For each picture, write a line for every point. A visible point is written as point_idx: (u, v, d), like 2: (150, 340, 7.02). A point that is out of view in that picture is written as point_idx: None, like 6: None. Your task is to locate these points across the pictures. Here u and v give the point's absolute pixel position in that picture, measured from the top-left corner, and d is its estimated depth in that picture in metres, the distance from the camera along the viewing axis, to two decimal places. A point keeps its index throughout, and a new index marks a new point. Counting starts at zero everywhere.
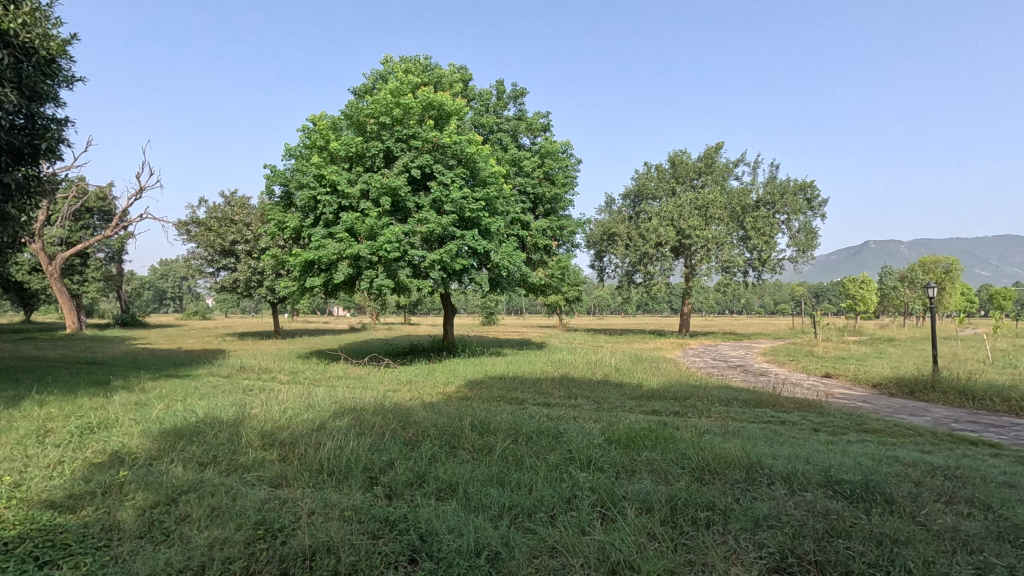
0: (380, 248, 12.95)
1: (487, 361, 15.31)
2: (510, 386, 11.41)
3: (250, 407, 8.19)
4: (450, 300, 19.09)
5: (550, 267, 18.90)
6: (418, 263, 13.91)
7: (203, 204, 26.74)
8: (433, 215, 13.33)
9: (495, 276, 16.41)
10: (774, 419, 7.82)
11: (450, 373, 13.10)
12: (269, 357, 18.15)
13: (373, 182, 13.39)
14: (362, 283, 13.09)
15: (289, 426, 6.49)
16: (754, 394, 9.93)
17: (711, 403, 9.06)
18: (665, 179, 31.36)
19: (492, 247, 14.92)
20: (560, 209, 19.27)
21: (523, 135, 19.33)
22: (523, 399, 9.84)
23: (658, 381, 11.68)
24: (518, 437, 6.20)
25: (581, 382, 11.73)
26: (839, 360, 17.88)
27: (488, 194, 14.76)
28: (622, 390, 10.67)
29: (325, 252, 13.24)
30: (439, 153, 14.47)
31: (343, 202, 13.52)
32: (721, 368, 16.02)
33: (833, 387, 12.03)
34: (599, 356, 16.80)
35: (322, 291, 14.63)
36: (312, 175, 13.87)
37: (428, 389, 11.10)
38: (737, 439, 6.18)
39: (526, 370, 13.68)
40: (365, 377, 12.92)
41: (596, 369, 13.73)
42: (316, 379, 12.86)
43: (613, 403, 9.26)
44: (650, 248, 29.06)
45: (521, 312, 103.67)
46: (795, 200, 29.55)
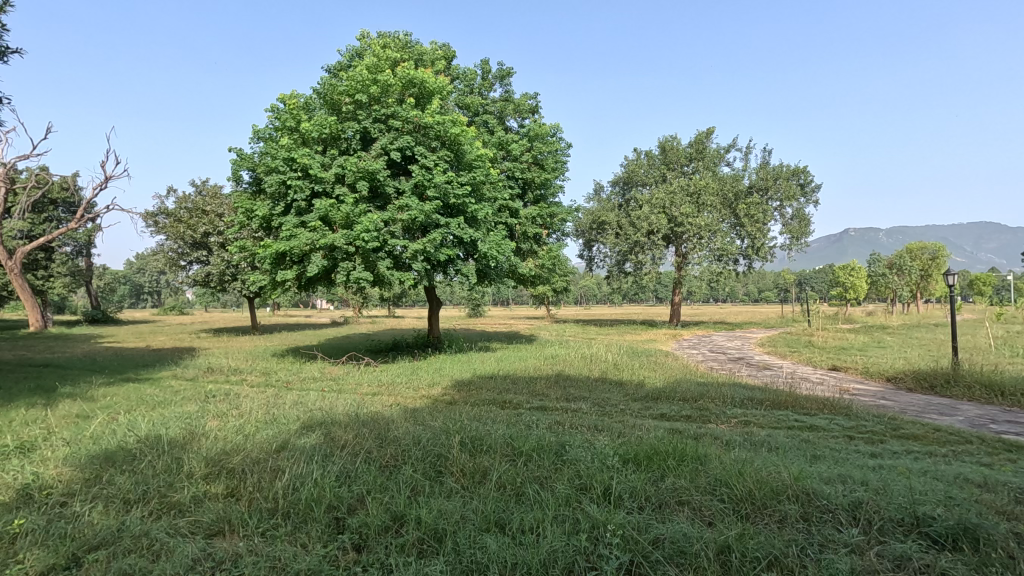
0: (357, 237, 11.86)
1: (475, 359, 14.32)
2: (502, 386, 10.44)
3: (204, 420, 7.09)
4: (435, 293, 18.05)
5: (541, 257, 17.93)
6: (399, 255, 12.86)
7: (172, 194, 25.33)
8: (416, 202, 12.30)
9: (483, 268, 15.44)
10: (800, 425, 6.97)
11: (434, 373, 12.11)
12: (242, 356, 17.00)
13: (350, 166, 12.27)
14: (339, 277, 11.98)
15: (244, 447, 5.45)
16: (769, 393, 9.09)
17: (725, 405, 8.19)
18: (655, 166, 30.55)
19: (480, 236, 13.94)
20: (550, 195, 18.28)
21: (510, 118, 18.30)
22: (517, 403, 8.89)
23: (660, 379, 10.80)
24: (516, 456, 5.27)
25: (579, 382, 10.80)
26: (840, 350, 17.26)
27: (474, 179, 13.72)
28: (624, 390, 9.79)
29: (297, 242, 12.07)
30: (421, 135, 13.37)
31: (316, 187, 12.35)
32: (722, 361, 15.23)
33: (846, 383, 11.23)
34: (593, 351, 15.93)
35: (295, 285, 13.46)
36: (282, 159, 12.67)
37: (410, 393, 10.10)
38: (772, 455, 5.30)
39: (517, 368, 12.73)
40: (343, 379, 11.86)
41: (593, 365, 12.84)
42: (288, 382, 11.77)
43: (617, 407, 8.35)
44: (641, 237, 28.20)
45: (508, 303, 102.81)
46: (789, 186, 28.83)
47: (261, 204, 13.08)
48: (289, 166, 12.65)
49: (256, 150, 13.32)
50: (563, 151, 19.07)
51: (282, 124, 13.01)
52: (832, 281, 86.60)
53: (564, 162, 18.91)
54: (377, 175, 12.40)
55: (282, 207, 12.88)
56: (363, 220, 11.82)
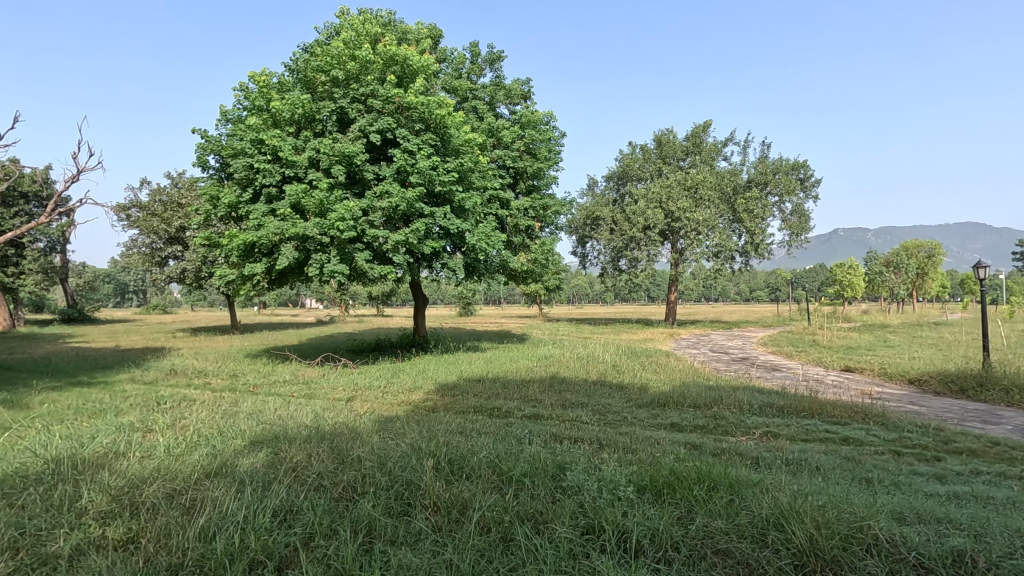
0: (331, 226, 10.81)
1: (463, 360, 13.27)
2: (490, 391, 9.41)
3: (136, 434, 6.00)
4: (421, 290, 17.01)
5: (533, 251, 16.80)
6: (379, 247, 11.80)
7: (146, 185, 24.09)
8: (397, 188, 11.29)
9: (472, 262, 14.37)
10: (835, 437, 6.02)
11: (417, 376, 11.04)
12: (213, 357, 15.84)
13: (325, 149, 11.20)
14: (312, 271, 10.87)
15: (167, 471, 4.38)
16: (790, 399, 8.10)
17: (744, 414, 7.20)
18: (650, 160, 29.64)
19: (468, 227, 12.93)
20: (543, 187, 17.28)
21: (500, 105, 17.30)
22: (509, 412, 7.84)
23: (664, 382, 9.83)
24: (504, 484, 4.28)
25: (576, 385, 9.76)
26: (849, 350, 16.41)
27: (461, 165, 12.71)
28: (626, 396, 8.77)
29: (265, 232, 10.93)
30: (403, 117, 12.33)
31: (287, 172, 11.26)
32: (726, 361, 14.29)
33: (868, 386, 10.29)
34: (590, 351, 14.94)
35: (265, 280, 12.29)
36: (250, 141, 11.54)
37: (388, 400, 9.01)
38: (817, 479, 4.34)
39: (508, 370, 11.72)
40: (315, 383, 10.75)
41: (590, 367, 11.85)
42: (254, 386, 10.64)
43: (619, 417, 7.34)
44: (637, 232, 27.28)
45: (499, 302, 101.82)
46: (789, 180, 28.00)
47: (227, 192, 11.90)
48: (257, 149, 11.50)
49: (221, 132, 12.13)
50: (557, 140, 18.06)
51: (251, 104, 11.86)
52: (826, 280, 86.31)
53: (558, 151, 17.88)
54: (355, 158, 11.36)
55: (249, 193, 11.73)
56: (339, 207, 10.76)
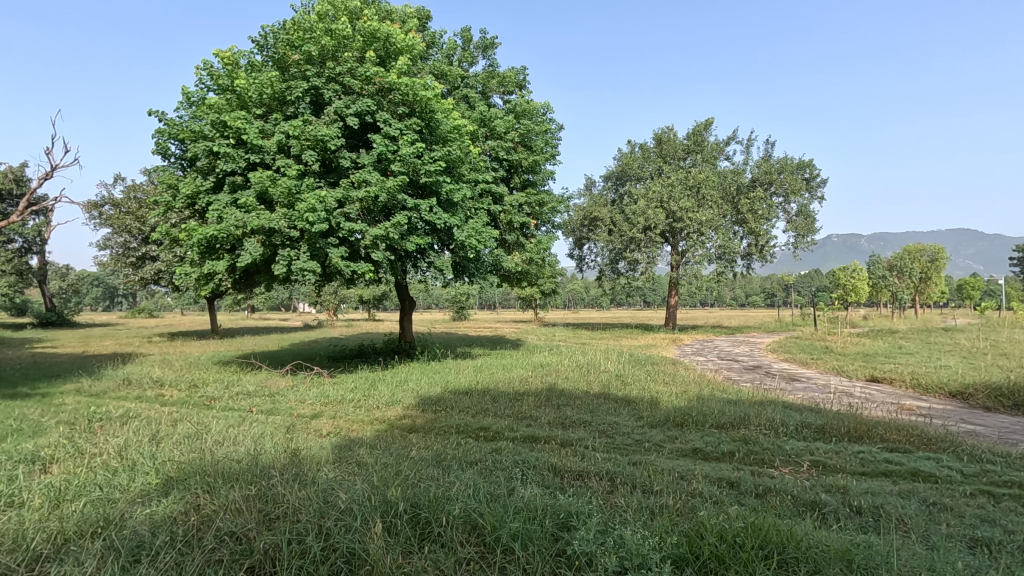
0: (300, 218, 9.57)
1: (450, 368, 12.05)
2: (478, 406, 8.19)
3: (24, 469, 4.75)
4: (407, 291, 15.77)
5: (528, 250, 15.52)
6: (356, 242, 10.59)
7: (119, 181, 22.81)
8: (377, 177, 10.13)
9: (461, 261, 13.17)
10: (900, 471, 4.86)
11: (396, 388, 9.78)
12: (180, 364, 14.48)
13: (295, 132, 9.99)
14: (279, 269, 9.60)
15: (15, 537, 3.15)
16: (828, 416, 6.91)
17: (779, 437, 6.03)
18: (650, 159, 28.57)
19: (456, 222, 11.78)
20: (539, 182, 16.11)
21: (493, 94, 16.15)
22: (499, 434, 6.61)
23: (676, 395, 8.65)
24: (485, 556, 3.09)
25: (576, 400, 8.53)
26: (866, 357, 15.29)
27: (449, 153, 11.56)
28: (636, 413, 7.56)
29: (225, 224, 9.64)
30: (385, 99, 11.15)
31: (252, 158, 9.99)
32: (738, 370, 13.12)
33: (904, 399, 9.11)
34: (590, 359, 13.74)
35: (229, 280, 10.99)
36: (211, 123, 10.28)
37: (361, 418, 7.75)
38: (913, 546, 3.18)
39: (500, 380, 10.51)
40: (281, 396, 9.47)
41: (591, 377, 10.66)
42: (212, 400, 9.36)
43: (630, 441, 6.15)
44: (637, 233, 26.13)
45: (494, 306, 100.67)
46: (794, 179, 26.96)
47: (185, 181, 10.58)
48: (219, 133, 10.23)
49: (178, 115, 10.79)
50: (554, 134, 16.90)
51: (213, 83, 10.59)
52: (823, 284, 85.59)
53: (556, 145, 16.73)
54: (330, 143, 10.18)
55: (210, 183, 10.43)
56: (309, 197, 9.55)
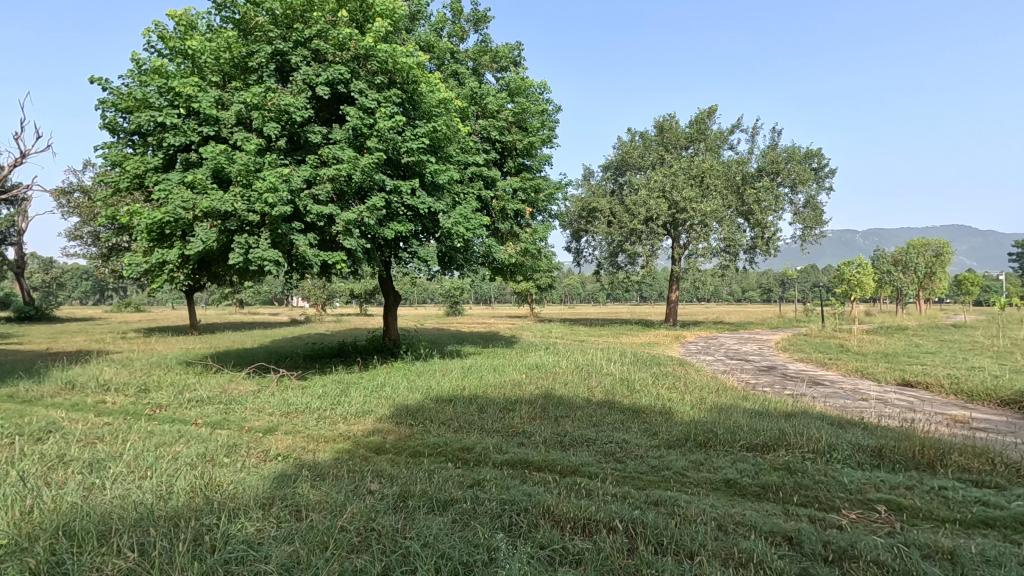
0: (259, 199, 8.29)
1: (436, 370, 10.86)
2: (463, 418, 7.01)
3: None
4: (392, 285, 14.56)
5: (523, 240, 14.27)
6: (327, 229, 9.34)
7: (91, 167, 21.46)
8: (350, 155, 8.91)
9: (448, 252, 11.89)
10: (1006, 520, 3.69)
11: (369, 395, 8.55)
12: (141, 364, 13.23)
13: (257, 101, 8.73)
14: (234, 258, 8.29)
15: None
16: (880, 434, 5.74)
17: (831, 465, 4.86)
18: (651, 148, 27.37)
19: (442, 207, 10.56)
20: (535, 166, 14.88)
21: (486, 71, 14.87)
22: (484, 459, 5.40)
23: (692, 404, 7.51)
24: None
25: (577, 410, 7.33)
26: (886, 357, 14.19)
27: (434, 129, 10.31)
28: (647, 427, 6.40)
29: (171, 206, 8.33)
30: (361, 67, 9.86)
31: (205, 130, 8.68)
32: (752, 372, 11.99)
33: (950, 408, 7.97)
34: (591, 359, 12.59)
35: (184, 271, 9.69)
36: (158, 90, 8.93)
37: (322, 434, 6.53)
38: None
39: (490, 384, 9.35)
40: (238, 404, 8.27)
41: (592, 381, 9.52)
42: (157, 409, 8.14)
43: (644, 469, 4.98)
44: (637, 224, 24.96)
45: (489, 300, 99.62)
46: (802, 169, 25.64)
47: (131, 159, 9.24)
48: (169, 102, 8.90)
49: (123, 83, 9.43)
50: (551, 116, 15.65)
51: (164, 46, 9.25)
52: (821, 280, 84.77)
53: (553, 128, 15.50)
54: (296, 114, 8.93)
55: (159, 160, 9.11)
56: (270, 175, 8.28)
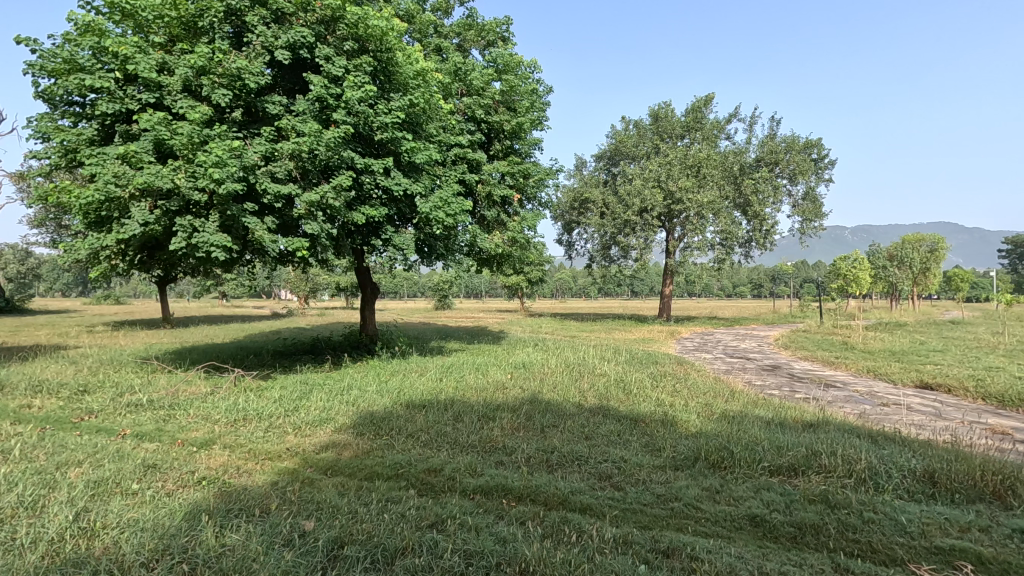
0: (204, 175, 7.22)
1: (412, 369, 9.87)
2: (435, 429, 6.06)
3: None
4: (369, 276, 13.54)
5: (510, 229, 13.25)
6: (288, 212, 8.31)
7: None
8: (312, 128, 7.88)
9: (427, 240, 10.90)
10: None
11: (332, 399, 7.52)
12: (92, 361, 12.07)
13: (205, 65, 7.64)
14: (175, 243, 7.22)
15: None
16: (924, 452, 4.86)
17: (877, 495, 3.97)
18: (646, 137, 26.44)
19: (419, 190, 9.56)
20: (524, 150, 13.91)
21: (471, 47, 13.83)
22: (453, 485, 4.46)
23: (698, 412, 6.60)
24: None
25: (566, 419, 6.38)
26: (896, 356, 13.35)
27: (411, 102, 9.30)
28: (648, 443, 5.50)
29: (101, 183, 7.22)
30: (328, 30, 8.79)
31: (145, 97, 7.59)
32: (757, 372, 11.11)
33: (983, 416, 7.12)
34: (583, 357, 11.64)
35: (124, 260, 8.57)
36: (90, 50, 7.77)
37: (265, 449, 5.54)
38: None
39: (471, 386, 8.40)
40: (181, 409, 7.23)
41: (586, 382, 8.59)
42: (86, 416, 7.04)
43: (648, 500, 4.06)
44: (632, 216, 24.03)
45: (480, 295, 98.62)
46: (802, 160, 24.81)
47: (62, 131, 8.11)
48: (104, 65, 7.78)
49: (55, 44, 8.27)
50: (541, 97, 14.68)
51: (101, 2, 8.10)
52: (813, 276, 84.52)
53: (543, 110, 14.52)
54: (251, 81, 7.87)
55: (95, 132, 7.99)
56: (218, 148, 7.22)
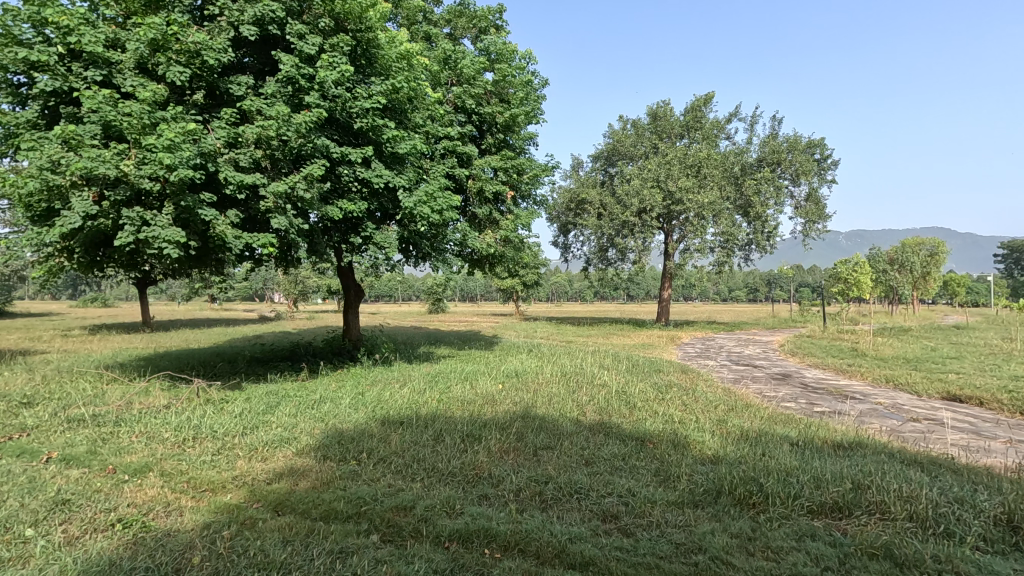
0: (155, 161, 6.39)
1: (396, 379, 9.04)
2: (411, 451, 5.23)
3: None
4: (353, 277, 12.70)
5: (503, 228, 12.43)
6: (254, 205, 7.48)
7: None
8: (280, 110, 7.07)
9: (412, 239, 10.10)
10: None
11: (299, 414, 6.67)
12: (52, 368, 11.16)
13: (159, 39, 6.83)
14: (121, 238, 6.38)
15: None
16: (990, 485, 4.06)
17: (955, 548, 3.16)
18: (644, 136, 25.75)
19: (402, 183, 8.76)
20: (519, 143, 13.12)
21: (463, 35, 13.06)
22: (425, 529, 3.64)
23: (712, 432, 5.80)
24: None
25: (562, 440, 5.58)
26: (912, 364, 12.60)
27: (392, 86, 8.51)
28: (658, 472, 4.69)
29: (37, 169, 6.35)
30: (302, 6, 7.99)
31: (91, 74, 6.74)
32: (767, 381, 10.34)
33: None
34: (581, 365, 10.83)
35: (71, 258, 7.67)
36: (30, 21, 6.90)
37: (208, 478, 4.68)
38: None
39: (458, 397, 7.59)
40: (127, 427, 6.36)
41: (585, 394, 7.80)
42: (16, 434, 6.16)
43: (665, 552, 3.26)
44: (630, 217, 23.28)
45: (475, 298, 97.89)
46: (805, 160, 24.14)
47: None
48: (46, 39, 6.92)
49: None
50: (537, 90, 13.93)
51: None
52: (810, 280, 84.08)
53: (538, 103, 13.75)
54: (212, 57, 7.06)
55: (36, 114, 7.09)
56: (170, 131, 6.39)
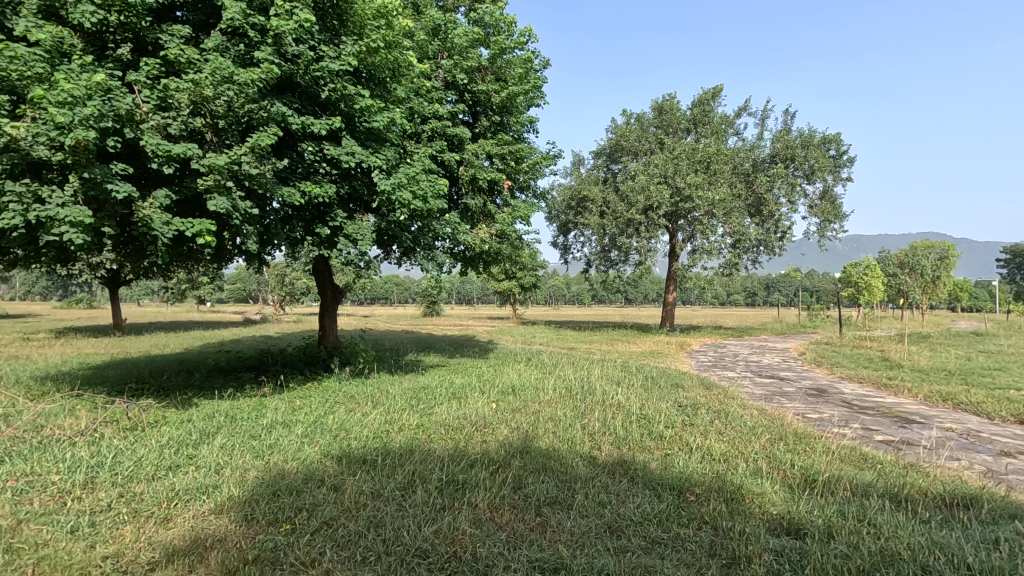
0: (47, 120, 4.92)
1: (371, 395, 7.62)
2: (368, 510, 3.78)
3: None
4: (328, 275, 11.24)
5: (499, 221, 11.03)
6: (189, 183, 6.03)
7: None
8: (218, 64, 5.63)
9: (392, 231, 8.66)
10: None
11: (237, 448, 5.22)
12: None
13: None
14: (4, 219, 4.92)
15: None
16: None
17: None
18: (649, 131, 24.39)
19: (377, 162, 7.33)
20: (517, 128, 11.74)
21: (455, 7, 11.67)
22: None
23: (773, 478, 4.38)
24: None
25: (575, 491, 4.13)
26: (958, 378, 11.20)
27: (365, 45, 7.08)
28: (716, 552, 3.24)
29: None
30: None
31: None
32: (804, 398, 8.94)
33: None
34: (588, 378, 9.42)
35: None
36: None
37: (66, 560, 3.22)
38: None
39: (442, 422, 6.17)
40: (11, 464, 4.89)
41: (598, 418, 6.37)
42: None
43: None
44: (635, 215, 21.88)
45: (472, 301, 96.43)
46: (820, 156, 22.78)
47: None
48: None
49: None
50: (537, 70, 12.55)
51: None
52: (812, 285, 82.78)
53: (538, 84, 12.38)
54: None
55: None
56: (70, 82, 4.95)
